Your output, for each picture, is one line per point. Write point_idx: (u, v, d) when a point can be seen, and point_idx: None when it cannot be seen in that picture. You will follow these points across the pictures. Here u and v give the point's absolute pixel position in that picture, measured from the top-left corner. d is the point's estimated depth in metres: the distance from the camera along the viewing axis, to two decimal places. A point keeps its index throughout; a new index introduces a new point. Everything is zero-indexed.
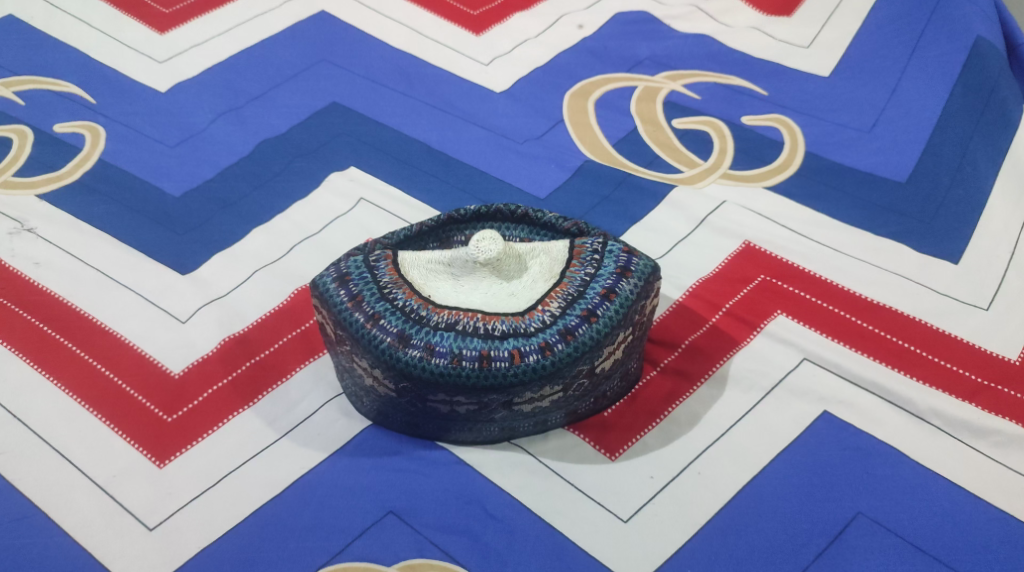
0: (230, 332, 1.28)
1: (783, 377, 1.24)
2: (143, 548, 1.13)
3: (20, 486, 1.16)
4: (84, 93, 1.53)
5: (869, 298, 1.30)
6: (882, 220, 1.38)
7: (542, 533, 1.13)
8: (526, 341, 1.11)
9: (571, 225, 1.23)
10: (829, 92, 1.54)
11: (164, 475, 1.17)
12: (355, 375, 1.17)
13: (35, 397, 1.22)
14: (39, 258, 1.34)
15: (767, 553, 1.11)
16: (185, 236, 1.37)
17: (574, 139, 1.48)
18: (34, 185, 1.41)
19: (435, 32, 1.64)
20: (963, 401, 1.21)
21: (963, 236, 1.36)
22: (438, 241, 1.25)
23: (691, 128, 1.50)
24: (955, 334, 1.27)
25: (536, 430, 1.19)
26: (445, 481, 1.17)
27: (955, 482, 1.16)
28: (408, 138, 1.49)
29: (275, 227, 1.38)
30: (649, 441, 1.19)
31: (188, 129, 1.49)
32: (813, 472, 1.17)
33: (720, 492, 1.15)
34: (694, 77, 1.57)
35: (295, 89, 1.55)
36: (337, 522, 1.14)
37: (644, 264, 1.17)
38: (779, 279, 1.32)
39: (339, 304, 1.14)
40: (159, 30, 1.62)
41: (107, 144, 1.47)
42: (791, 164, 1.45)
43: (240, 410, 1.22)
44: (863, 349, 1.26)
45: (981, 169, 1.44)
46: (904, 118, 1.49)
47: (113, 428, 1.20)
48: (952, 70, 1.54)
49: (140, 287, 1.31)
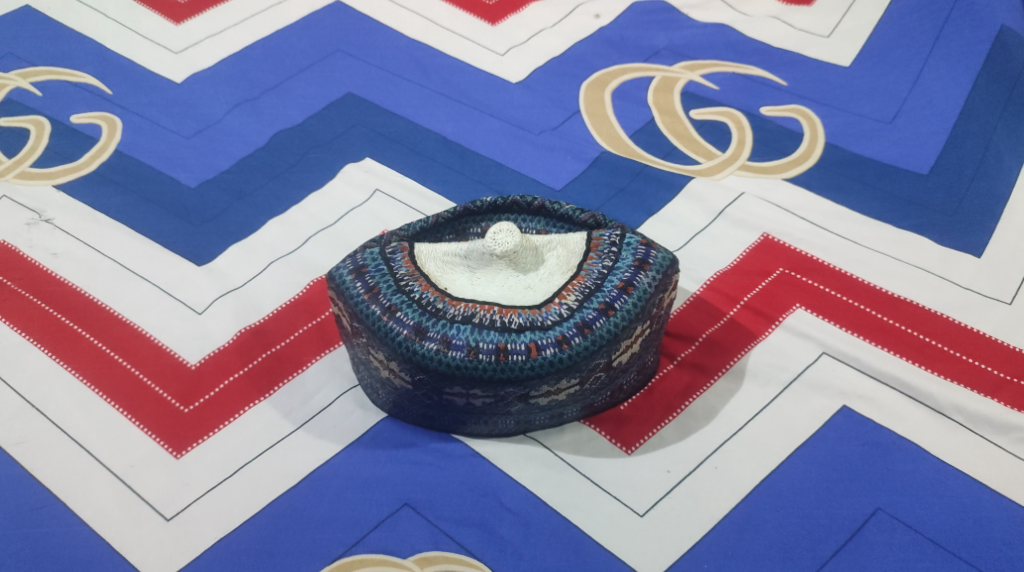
0: (247, 324, 1.28)
1: (801, 371, 1.23)
2: (160, 538, 1.13)
3: (38, 476, 1.17)
4: (99, 84, 1.53)
5: (890, 292, 1.29)
6: (903, 213, 1.37)
7: (557, 527, 1.13)
8: (543, 334, 1.11)
9: (587, 217, 1.22)
10: (850, 82, 1.52)
11: (181, 466, 1.17)
12: (371, 367, 1.17)
13: (52, 387, 1.23)
14: (57, 248, 1.34)
15: (784, 548, 1.11)
16: (201, 227, 1.37)
17: (591, 130, 1.47)
18: (51, 176, 1.42)
19: (452, 23, 1.63)
20: (985, 396, 1.20)
21: (986, 229, 1.35)
22: (453, 232, 1.24)
23: (709, 118, 1.49)
24: (976, 328, 1.26)
25: (552, 423, 1.18)
26: (461, 473, 1.16)
27: (977, 478, 1.15)
28: (424, 129, 1.48)
29: (290, 218, 1.38)
30: (666, 435, 1.19)
31: (204, 120, 1.49)
32: (832, 466, 1.16)
33: (737, 487, 1.15)
34: (713, 67, 1.56)
35: (310, 80, 1.55)
36: (352, 514, 1.14)
37: (663, 256, 1.17)
38: (799, 272, 1.31)
39: (356, 296, 1.14)
40: (175, 21, 1.62)
41: (123, 135, 1.47)
42: (810, 156, 1.44)
43: (255, 401, 1.22)
44: (884, 343, 1.25)
45: (1005, 160, 1.42)
46: (926, 109, 1.48)
47: (131, 419, 1.20)
48: (976, 60, 1.53)
49: (156, 278, 1.32)
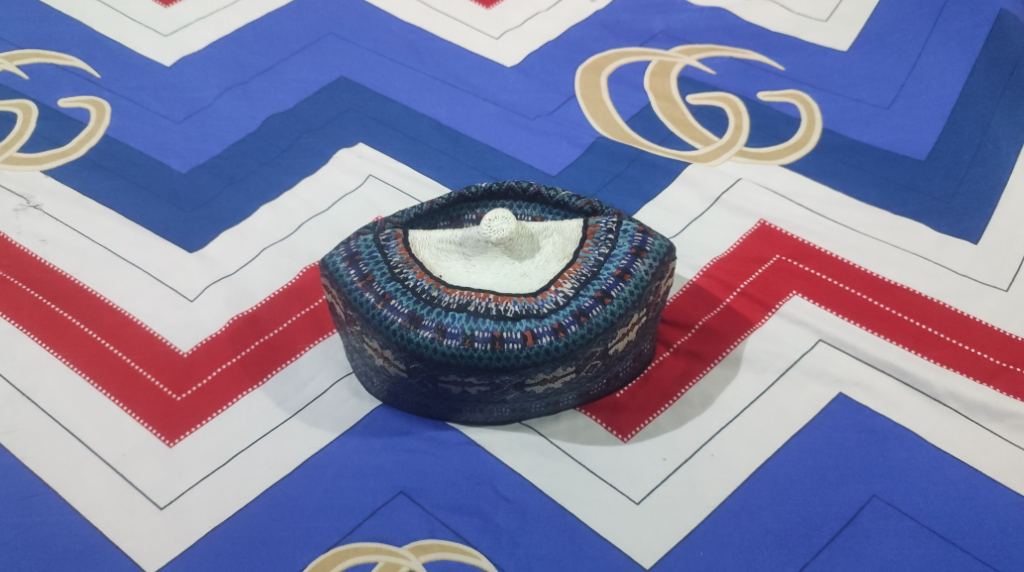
0: (239, 311, 1.27)
1: (798, 358, 1.22)
2: (153, 527, 1.12)
3: (29, 465, 1.15)
4: (88, 67, 1.51)
5: (886, 279, 1.29)
6: (901, 199, 1.36)
7: (553, 515, 1.13)
8: (539, 322, 1.10)
9: (583, 204, 1.21)
10: (847, 67, 1.51)
11: (174, 454, 1.16)
12: (365, 355, 1.16)
13: (43, 375, 1.21)
14: (45, 234, 1.33)
15: (780, 536, 1.11)
16: (192, 213, 1.35)
17: (586, 115, 1.46)
18: (39, 161, 1.40)
19: (446, 6, 1.61)
20: (981, 383, 1.20)
21: (983, 215, 1.34)
22: (448, 219, 1.23)
23: (705, 103, 1.47)
24: (972, 316, 1.25)
25: (547, 411, 1.18)
26: (457, 461, 1.16)
27: (974, 466, 1.15)
28: (417, 114, 1.46)
29: (283, 204, 1.36)
30: (662, 423, 1.18)
31: (195, 104, 1.47)
32: (828, 454, 1.16)
33: (734, 475, 1.15)
34: (710, 51, 1.55)
35: (302, 64, 1.53)
36: (347, 502, 1.13)
37: (659, 244, 1.16)
38: (795, 259, 1.31)
39: (350, 284, 1.13)
40: (164, 3, 1.60)
41: (112, 119, 1.45)
42: (807, 142, 1.43)
43: (248, 389, 1.21)
44: (880, 331, 1.24)
45: (1003, 146, 1.41)
46: (923, 94, 1.47)
47: (123, 407, 1.19)
48: (974, 45, 1.52)
49: (147, 265, 1.30)
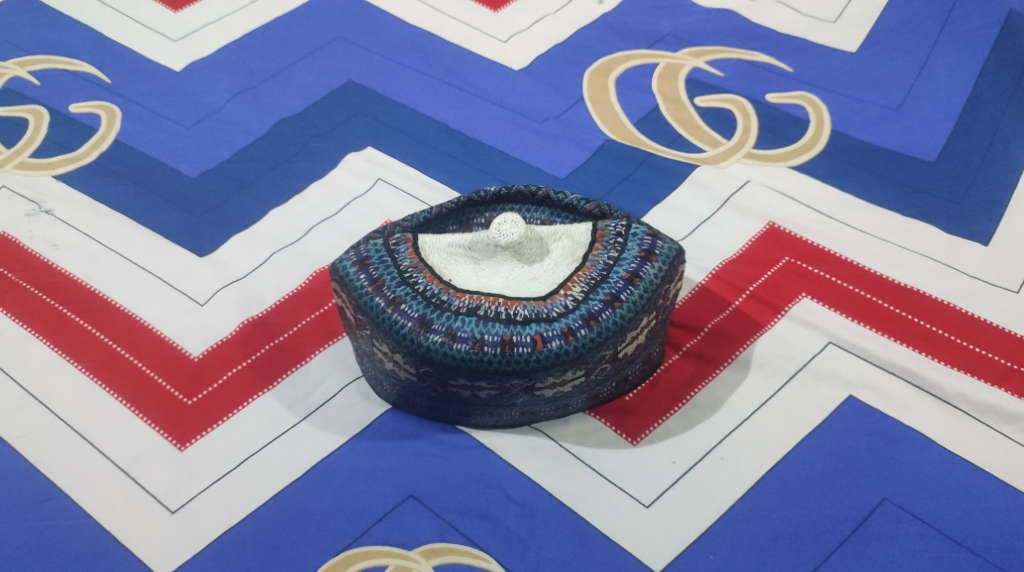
0: (250, 315, 1.27)
1: (807, 361, 1.22)
2: (165, 530, 1.13)
3: (42, 468, 1.16)
4: (98, 72, 1.52)
5: (897, 281, 1.28)
6: (911, 201, 1.36)
7: (563, 518, 1.13)
8: (548, 326, 1.10)
9: (592, 207, 1.21)
10: (856, 68, 1.51)
11: (185, 458, 1.17)
12: (375, 359, 1.17)
13: (55, 379, 1.22)
14: (57, 239, 1.33)
15: (790, 538, 1.11)
16: (202, 217, 1.36)
17: (595, 118, 1.46)
18: (51, 166, 1.40)
19: (454, 9, 1.61)
20: (992, 385, 1.20)
21: (993, 216, 1.34)
22: (457, 223, 1.23)
23: (714, 106, 1.47)
24: (983, 318, 1.25)
25: (557, 414, 1.18)
26: (467, 465, 1.16)
27: (984, 468, 1.15)
28: (426, 118, 1.47)
29: (293, 208, 1.37)
30: (672, 426, 1.18)
31: (204, 109, 1.48)
32: (838, 456, 1.16)
33: (743, 477, 1.15)
34: (718, 53, 1.55)
35: (310, 68, 1.53)
36: (357, 506, 1.14)
37: (669, 247, 1.16)
38: (805, 261, 1.31)
39: (360, 288, 1.13)
40: (173, 8, 1.61)
41: (122, 124, 1.46)
42: (816, 143, 1.43)
43: (259, 393, 1.21)
44: (891, 333, 1.24)
45: (1014, 147, 1.41)
46: (932, 95, 1.47)
47: (134, 411, 1.20)
48: (984, 46, 1.52)
49: (157, 269, 1.31)
